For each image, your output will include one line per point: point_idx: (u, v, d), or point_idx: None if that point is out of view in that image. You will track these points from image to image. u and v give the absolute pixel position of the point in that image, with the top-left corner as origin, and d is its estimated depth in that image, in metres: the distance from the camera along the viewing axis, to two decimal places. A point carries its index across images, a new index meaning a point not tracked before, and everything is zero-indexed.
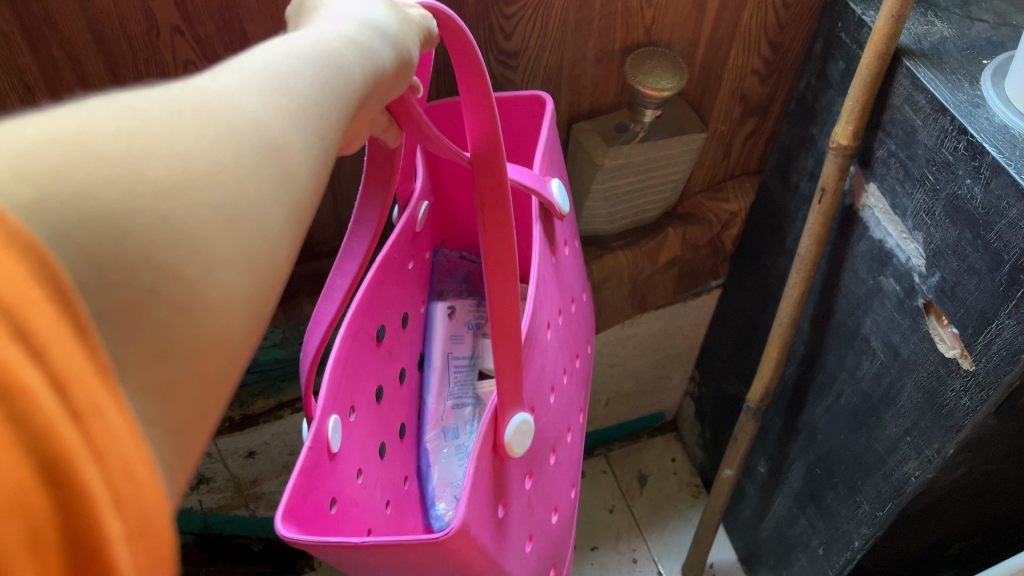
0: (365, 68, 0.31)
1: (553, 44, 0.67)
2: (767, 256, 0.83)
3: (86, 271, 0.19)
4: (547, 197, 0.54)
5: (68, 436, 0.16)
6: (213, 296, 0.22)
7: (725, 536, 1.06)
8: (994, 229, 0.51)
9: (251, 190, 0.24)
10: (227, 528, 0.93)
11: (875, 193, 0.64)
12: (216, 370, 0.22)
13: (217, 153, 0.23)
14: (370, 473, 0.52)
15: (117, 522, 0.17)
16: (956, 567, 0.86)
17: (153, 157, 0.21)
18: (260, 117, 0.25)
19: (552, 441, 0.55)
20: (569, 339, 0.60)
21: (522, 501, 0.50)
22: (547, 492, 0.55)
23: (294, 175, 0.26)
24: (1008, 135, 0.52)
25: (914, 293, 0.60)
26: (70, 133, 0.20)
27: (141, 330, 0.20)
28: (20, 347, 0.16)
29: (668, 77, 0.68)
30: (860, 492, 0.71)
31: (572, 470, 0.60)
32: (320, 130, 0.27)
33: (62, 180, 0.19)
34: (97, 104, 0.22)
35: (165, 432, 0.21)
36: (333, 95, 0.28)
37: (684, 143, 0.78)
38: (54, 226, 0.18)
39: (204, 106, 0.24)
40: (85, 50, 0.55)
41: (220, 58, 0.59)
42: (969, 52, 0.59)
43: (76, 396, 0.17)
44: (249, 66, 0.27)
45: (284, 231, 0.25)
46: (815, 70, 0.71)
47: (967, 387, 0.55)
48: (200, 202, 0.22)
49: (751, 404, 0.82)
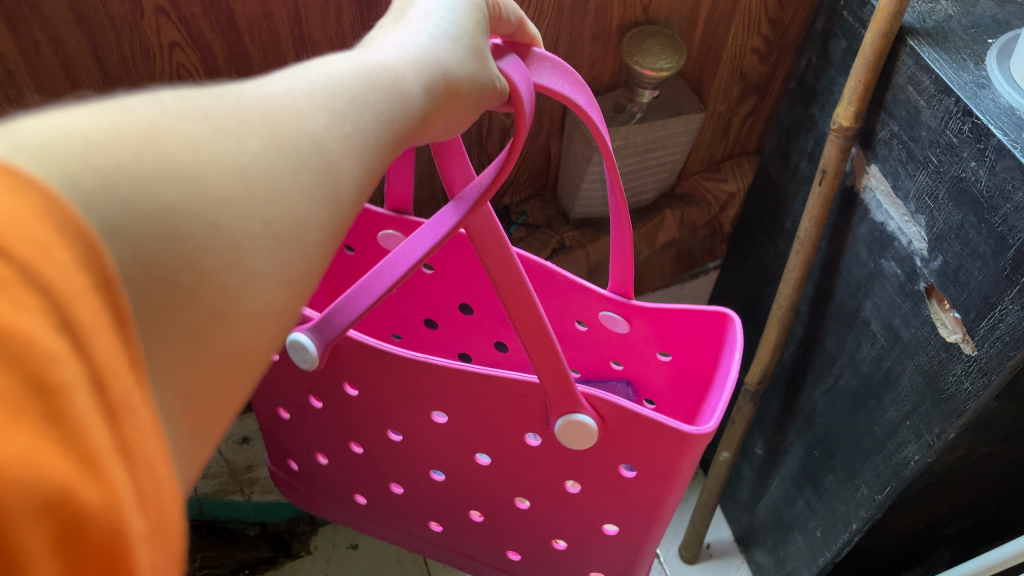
0: (427, 104, 0.32)
1: (550, 22, 0.66)
2: (765, 237, 0.82)
3: (136, 266, 0.20)
4: (567, 405, 0.48)
5: (98, 435, 0.18)
6: (245, 306, 0.24)
7: (722, 517, 1.06)
8: (998, 212, 0.50)
9: (301, 208, 0.26)
10: (222, 513, 0.95)
11: (876, 174, 0.63)
12: (237, 376, 0.24)
13: (276, 170, 0.25)
14: (405, 307, 0.69)
15: (140, 520, 0.18)
16: (952, 548, 0.86)
17: (214, 163, 0.23)
18: (324, 139, 0.27)
19: (363, 441, 0.59)
20: (500, 501, 0.58)
21: (296, 390, 0.58)
22: (326, 435, 0.61)
23: (340, 200, 0.28)
24: (1014, 117, 0.51)
25: (916, 276, 0.59)
26: (139, 123, 0.22)
27: (178, 329, 0.22)
28: (65, 340, 0.17)
29: (666, 56, 0.66)
30: (859, 475, 0.71)
31: (377, 494, 0.64)
32: (373, 160, 0.29)
33: (125, 172, 0.21)
34: (172, 100, 0.24)
35: (183, 429, 0.23)
36: (390, 129, 0.30)
37: (683, 123, 0.76)
38: (110, 217, 0.20)
39: (273, 119, 0.26)
40: (67, 31, 0.53)
41: (207, 40, 0.57)
42: (974, 31, 0.58)
43: (113, 391, 0.18)
44: (328, 86, 0.29)
45: (324, 253, 0.27)
46: (816, 49, 0.69)
47: (969, 371, 0.55)
48: (255, 218, 0.24)
49: (749, 387, 0.81)
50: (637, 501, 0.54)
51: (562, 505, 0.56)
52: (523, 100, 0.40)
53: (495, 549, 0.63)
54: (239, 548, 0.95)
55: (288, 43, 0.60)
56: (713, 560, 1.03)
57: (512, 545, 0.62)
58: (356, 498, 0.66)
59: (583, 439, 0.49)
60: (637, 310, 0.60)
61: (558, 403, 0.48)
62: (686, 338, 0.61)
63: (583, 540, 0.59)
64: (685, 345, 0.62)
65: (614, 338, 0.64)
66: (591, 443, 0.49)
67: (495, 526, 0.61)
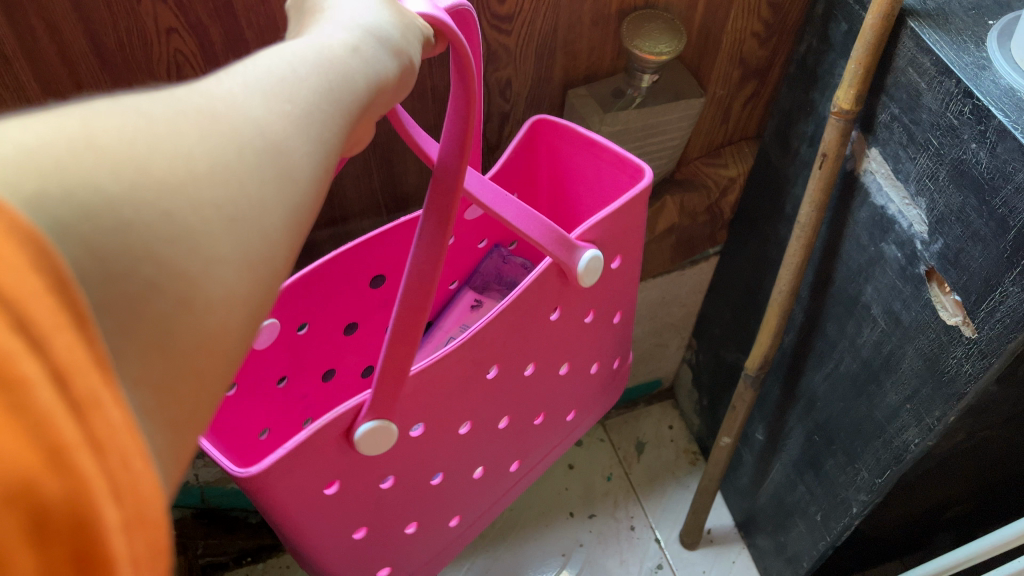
0: (369, 75, 0.33)
1: (548, 8, 0.65)
2: (765, 223, 0.82)
3: (87, 261, 0.21)
4: (568, 263, 0.52)
5: (65, 427, 0.17)
6: (211, 292, 0.24)
7: (723, 502, 1.06)
8: (999, 194, 0.50)
9: (252, 189, 0.26)
10: (225, 502, 0.94)
11: (877, 158, 0.62)
12: (214, 366, 0.24)
13: (219, 155, 0.25)
14: (296, 384, 0.61)
15: (115, 512, 0.18)
16: (952, 531, 0.86)
17: (156, 155, 0.24)
18: (264, 122, 0.28)
19: (442, 465, 0.58)
20: (531, 398, 0.62)
21: (365, 497, 0.53)
22: (410, 500, 0.57)
23: (296, 180, 0.28)
24: (1016, 98, 0.51)
25: (916, 260, 0.59)
26: (73, 127, 0.23)
27: (143, 322, 0.22)
28: (20, 338, 0.17)
29: (666, 40, 0.66)
30: (859, 459, 0.71)
31: (461, 501, 0.63)
32: (324, 135, 0.29)
33: (68, 172, 0.21)
34: (106, 104, 0.24)
35: (163, 426, 0.22)
36: (334, 103, 0.30)
37: (682, 109, 0.77)
38: (55, 217, 0.20)
39: (208, 110, 0.26)
40: (63, 17, 0.53)
41: (204, 26, 0.57)
42: (974, 13, 0.58)
43: (76, 386, 0.18)
44: (256, 73, 0.29)
45: (285, 234, 0.27)
46: (817, 32, 0.69)
47: (969, 354, 0.55)
48: (205, 202, 0.24)
49: (750, 372, 0.81)
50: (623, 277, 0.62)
51: (583, 341, 0.63)
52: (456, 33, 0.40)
53: (560, 425, 0.69)
54: (242, 536, 0.97)
55: (285, 28, 0.60)
56: (713, 546, 1.03)
57: (570, 406, 0.68)
58: (450, 525, 0.64)
59: (593, 272, 0.54)
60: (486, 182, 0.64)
61: (568, 267, 0.52)
62: (525, 169, 0.68)
63: (604, 345, 0.67)
64: (521, 174, 0.68)
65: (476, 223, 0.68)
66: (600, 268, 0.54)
67: (552, 410, 0.66)
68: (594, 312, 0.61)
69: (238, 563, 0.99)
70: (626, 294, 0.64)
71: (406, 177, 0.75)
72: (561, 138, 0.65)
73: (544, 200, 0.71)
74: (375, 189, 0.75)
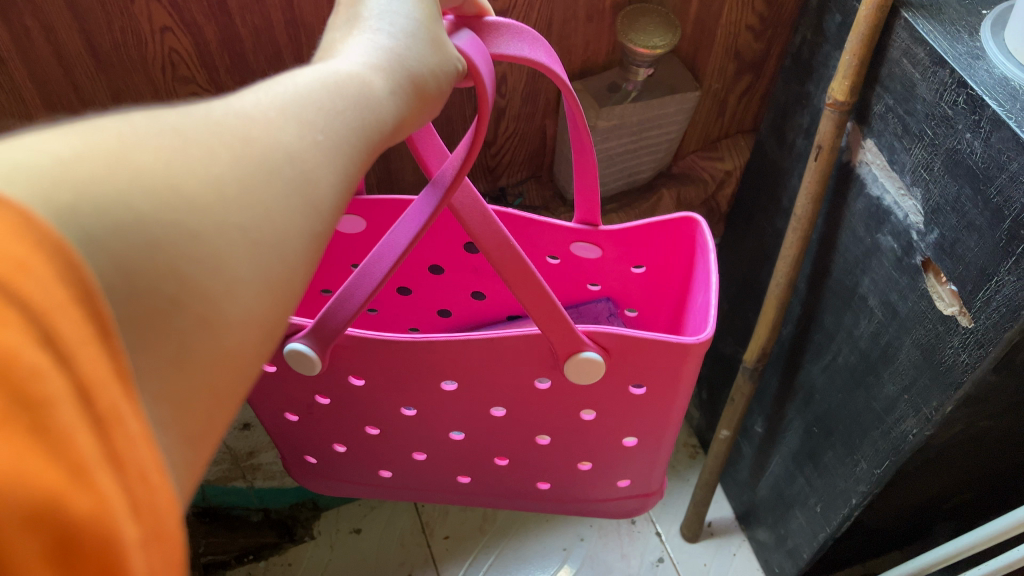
0: (394, 111, 0.33)
1: (543, 2, 0.66)
2: (761, 215, 0.82)
3: (116, 278, 0.21)
4: (565, 344, 0.51)
5: (85, 443, 0.18)
6: (229, 313, 0.24)
7: (723, 495, 1.07)
8: (994, 183, 0.50)
9: (276, 215, 0.26)
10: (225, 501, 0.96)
11: (873, 149, 0.62)
12: (226, 382, 0.25)
13: (250, 180, 0.26)
14: None
15: (133, 527, 0.19)
16: (951, 522, 0.87)
17: (189, 175, 0.24)
18: (295, 149, 0.27)
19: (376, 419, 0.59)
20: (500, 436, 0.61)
21: (298, 394, 0.58)
22: (341, 427, 0.61)
23: (317, 207, 0.28)
24: (1009, 87, 0.51)
25: (913, 250, 0.59)
26: (110, 142, 0.23)
27: (161, 337, 0.22)
28: (46, 352, 0.18)
29: (659, 34, 0.66)
30: (859, 450, 0.71)
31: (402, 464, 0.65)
32: (348, 168, 0.30)
33: (103, 188, 0.21)
34: (142, 120, 0.24)
35: (175, 438, 0.23)
36: (362, 137, 0.30)
37: (678, 102, 0.77)
38: (87, 230, 0.20)
39: (244, 132, 0.26)
40: (58, 16, 0.53)
41: (199, 25, 0.57)
42: (968, 4, 0.58)
43: (100, 399, 0.19)
44: (291, 94, 0.29)
45: (305, 259, 0.27)
46: (811, 24, 0.69)
47: (966, 343, 0.55)
48: (230, 224, 0.24)
49: (748, 365, 0.81)
50: (659, 409, 0.58)
51: (577, 432, 0.60)
52: (482, 76, 0.41)
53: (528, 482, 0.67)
54: (243, 535, 0.98)
55: (281, 27, 0.59)
56: (714, 538, 1.03)
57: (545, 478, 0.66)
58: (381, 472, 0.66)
59: (589, 375, 0.52)
60: (606, 234, 0.65)
61: (563, 347, 0.51)
62: (659, 251, 0.67)
63: (603, 453, 0.63)
64: (657, 255, 0.68)
65: (591, 264, 0.69)
66: (600, 376, 0.52)
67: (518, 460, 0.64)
68: (595, 412, 0.58)
69: (239, 562, 0.98)
70: (643, 424, 0.60)
71: (403, 175, 0.75)
72: (701, 252, 0.63)
73: (677, 289, 0.70)
74: (369, 184, 0.75)
